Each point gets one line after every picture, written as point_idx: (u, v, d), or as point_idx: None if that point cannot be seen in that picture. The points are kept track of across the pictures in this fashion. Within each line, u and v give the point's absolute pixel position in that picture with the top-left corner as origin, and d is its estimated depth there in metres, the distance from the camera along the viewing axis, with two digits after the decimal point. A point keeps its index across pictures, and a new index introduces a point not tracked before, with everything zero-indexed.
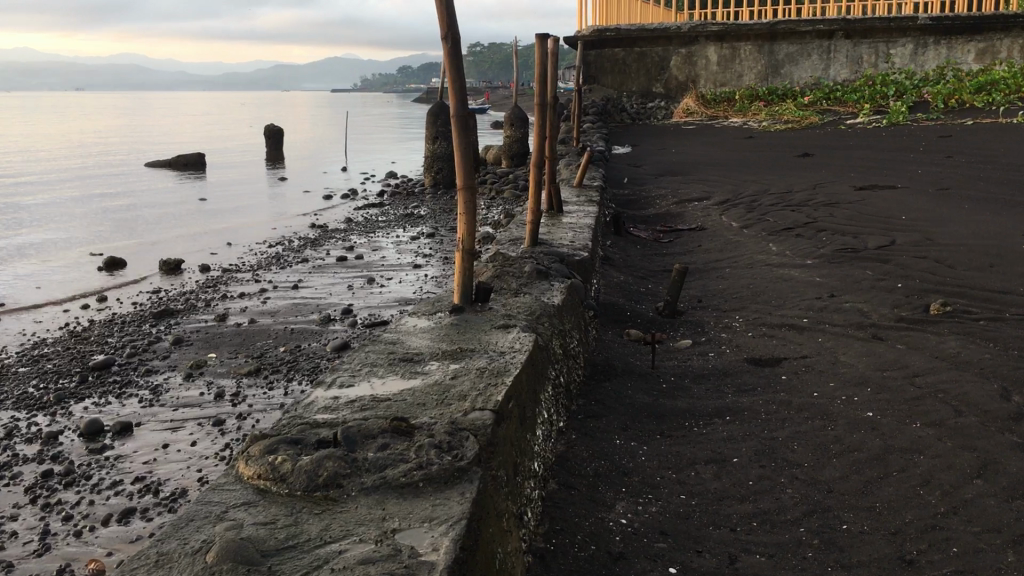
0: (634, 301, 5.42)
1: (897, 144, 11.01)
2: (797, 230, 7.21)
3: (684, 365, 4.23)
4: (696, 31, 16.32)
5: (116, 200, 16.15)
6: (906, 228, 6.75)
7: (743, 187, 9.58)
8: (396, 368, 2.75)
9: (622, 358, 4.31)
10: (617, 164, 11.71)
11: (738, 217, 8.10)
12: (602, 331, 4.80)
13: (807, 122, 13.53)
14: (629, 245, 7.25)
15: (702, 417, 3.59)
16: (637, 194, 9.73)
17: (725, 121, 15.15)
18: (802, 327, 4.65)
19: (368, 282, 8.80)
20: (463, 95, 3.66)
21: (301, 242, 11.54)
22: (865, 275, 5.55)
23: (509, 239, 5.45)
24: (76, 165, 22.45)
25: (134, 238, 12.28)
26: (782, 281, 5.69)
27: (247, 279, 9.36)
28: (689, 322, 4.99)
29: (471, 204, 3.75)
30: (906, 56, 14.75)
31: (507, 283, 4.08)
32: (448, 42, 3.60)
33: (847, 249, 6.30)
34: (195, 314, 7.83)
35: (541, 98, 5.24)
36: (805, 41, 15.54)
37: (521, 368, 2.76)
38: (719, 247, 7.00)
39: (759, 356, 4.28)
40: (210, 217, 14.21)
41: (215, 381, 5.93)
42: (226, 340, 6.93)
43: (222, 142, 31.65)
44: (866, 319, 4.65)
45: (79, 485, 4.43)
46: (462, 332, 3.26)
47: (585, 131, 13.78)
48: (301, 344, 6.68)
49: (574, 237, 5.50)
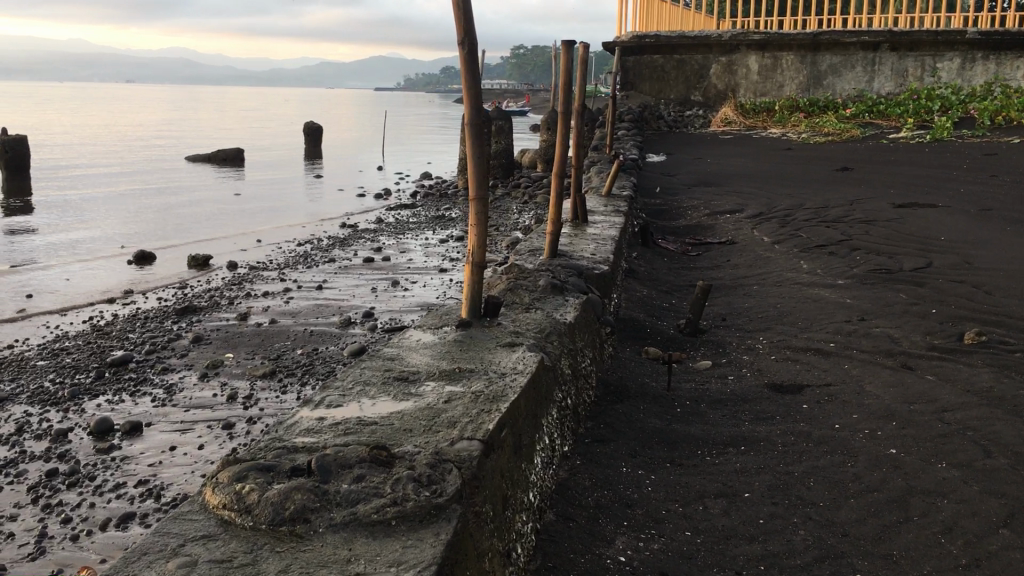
0: (656, 318, 5.27)
1: (940, 161, 10.71)
2: (830, 248, 7.00)
3: (702, 388, 4.07)
4: (737, 40, 16.10)
5: (152, 196, 16.28)
6: (944, 249, 6.52)
7: (778, 200, 9.36)
8: (390, 388, 2.64)
9: (637, 378, 4.17)
10: (650, 172, 11.53)
11: (770, 231, 7.90)
12: (620, 348, 4.66)
13: (848, 135, 13.25)
14: (656, 258, 7.09)
15: (716, 446, 3.43)
16: (668, 204, 9.56)
17: (764, 131, 14.90)
18: (828, 352, 4.47)
19: (392, 285, 8.71)
20: (478, 102, 3.55)
21: (330, 241, 11.50)
22: (898, 298, 5.35)
23: (529, 249, 5.32)
24: (117, 158, 22.72)
25: (165, 234, 12.35)
26: (811, 302, 5.51)
27: (272, 277, 9.32)
28: (710, 341, 4.83)
29: (483, 215, 3.64)
30: (953, 70, 14.36)
31: (519, 297, 3.95)
32: (464, 45, 3.48)
33: (881, 270, 6.09)
34: (217, 312, 7.77)
35: (566, 106, 5.10)
36: (849, 53, 15.22)
37: (519, 392, 2.63)
38: (748, 263, 6.82)
39: (781, 382, 4.10)
40: (242, 215, 14.25)
41: (229, 382, 5.84)
42: (245, 340, 6.86)
43: (263, 138, 31.90)
44: (896, 347, 4.46)
45: (82, 486, 4.33)
46: (465, 350, 3.13)
47: (620, 138, 13.61)
48: (319, 347, 6.60)
49: (596, 250, 5.36)
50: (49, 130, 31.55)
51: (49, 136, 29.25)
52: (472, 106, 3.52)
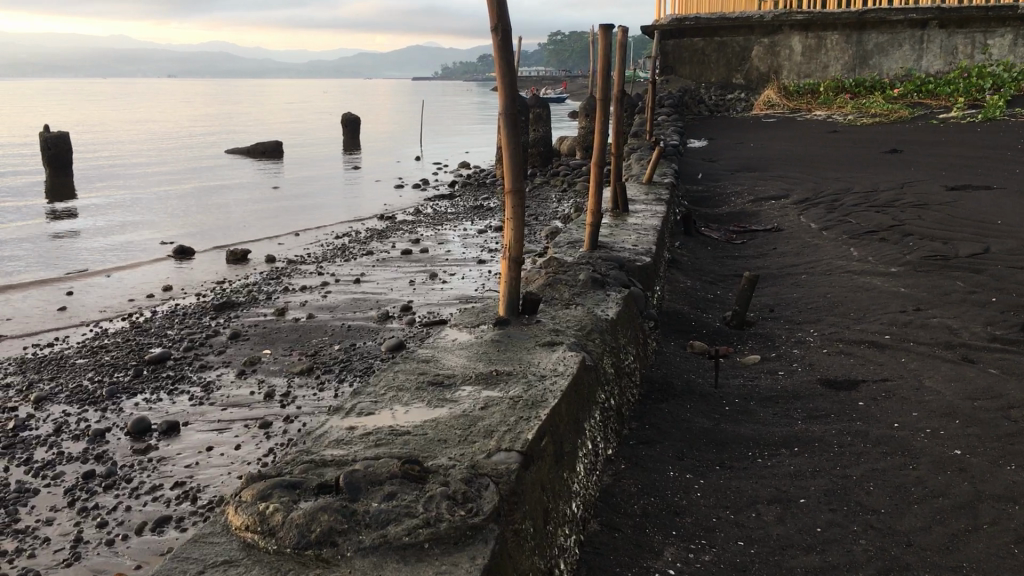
0: (701, 310, 5.10)
1: (993, 141, 10.36)
2: (881, 234, 6.76)
3: (751, 385, 3.90)
4: (779, 20, 15.82)
5: (194, 191, 16.41)
6: (1002, 234, 6.25)
7: (824, 185, 9.10)
8: (423, 394, 2.52)
9: (683, 375, 4.01)
10: (692, 158, 11.31)
11: (818, 217, 7.67)
12: (664, 343, 4.50)
13: (896, 116, 12.89)
14: (699, 247, 6.90)
15: (767, 447, 3.26)
16: (711, 191, 9.35)
17: (808, 114, 14.56)
18: (883, 345, 4.27)
19: (430, 278, 8.60)
20: (512, 92, 3.41)
21: (369, 233, 11.45)
22: (955, 286, 5.12)
23: (569, 241, 5.17)
24: (161, 152, 22.99)
25: (205, 230, 12.41)
26: (863, 291, 5.29)
27: (310, 271, 9.28)
28: (758, 334, 4.65)
29: (519, 208, 3.50)
30: (1004, 47, 13.87)
31: (559, 293, 3.81)
32: (498, 33, 3.34)
33: (935, 257, 5.85)
34: (255, 307, 7.74)
35: (604, 93, 4.93)
36: (896, 31, 14.80)
37: (560, 396, 2.50)
38: (796, 251, 6.60)
39: (835, 378, 3.92)
40: (281, 209, 14.28)
41: (267, 380, 5.79)
42: (282, 336, 6.81)
43: (303, 131, 32.13)
44: (955, 338, 4.24)
45: (118, 489, 4.30)
46: (502, 351, 3.00)
47: (660, 124, 13.38)
48: (356, 343, 6.51)
49: (638, 240, 5.20)
50: (93, 127, 32.04)
51: (94, 132, 29.73)
52: (506, 96, 3.39)
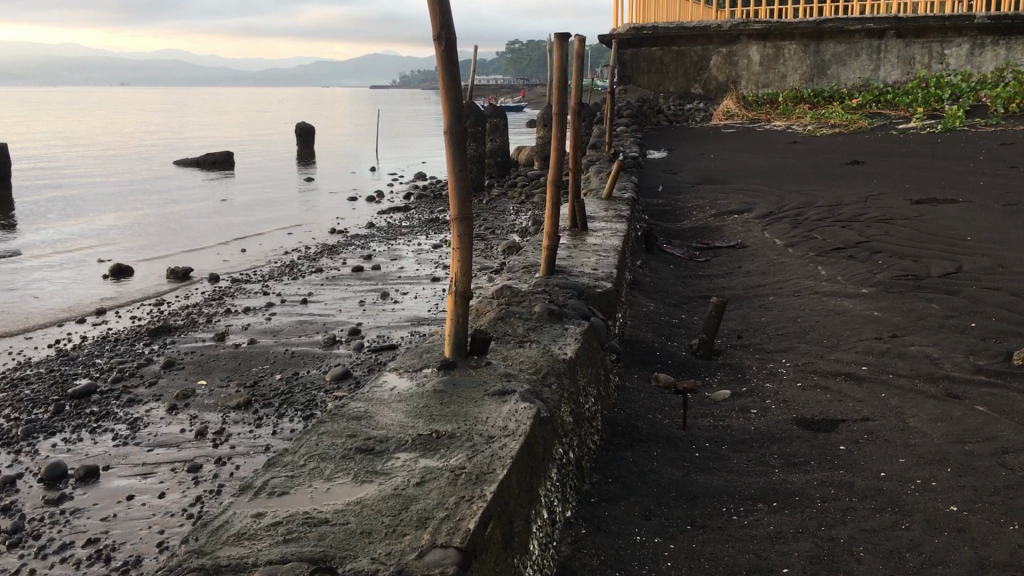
0: (665, 337, 4.77)
1: (955, 152, 10.23)
2: (848, 251, 6.51)
3: (722, 426, 3.58)
4: (737, 30, 15.63)
5: (139, 204, 15.87)
6: (974, 251, 6.02)
7: (788, 198, 8.86)
8: (350, 465, 2.15)
9: (648, 415, 3.67)
10: (652, 170, 11.06)
11: (782, 233, 7.41)
12: (626, 376, 4.16)
13: (856, 126, 12.77)
14: (660, 265, 6.60)
15: (742, 501, 2.93)
16: (671, 205, 9.08)
17: (768, 124, 14.42)
18: (860, 378, 3.97)
19: (381, 297, 8.22)
20: (457, 108, 3.05)
21: (319, 249, 11.02)
22: (931, 309, 4.84)
23: (523, 265, 4.82)
24: (106, 164, 22.32)
25: (148, 246, 11.91)
26: (834, 315, 5.00)
27: (255, 290, 8.84)
28: (727, 365, 4.33)
29: (467, 237, 3.14)
30: (961, 57, 13.84)
31: (512, 327, 3.46)
32: (441, 42, 3.00)
33: (907, 276, 5.61)
34: (193, 332, 7.31)
35: (560, 106, 4.59)
36: (853, 41, 14.72)
37: (509, 465, 2.14)
38: (762, 270, 6.33)
39: (812, 417, 3.60)
40: (230, 222, 13.81)
41: (199, 415, 5.39)
42: (220, 364, 6.38)
43: (255, 141, 31.46)
44: (937, 369, 3.96)
45: (24, 547, 3.89)
46: (446, 403, 2.64)
47: (618, 135, 13.11)
48: (299, 372, 6.11)
49: (598, 263, 4.87)
50: (36, 137, 31.02)
51: (37, 142, 28.82)
52: (450, 113, 3.03)
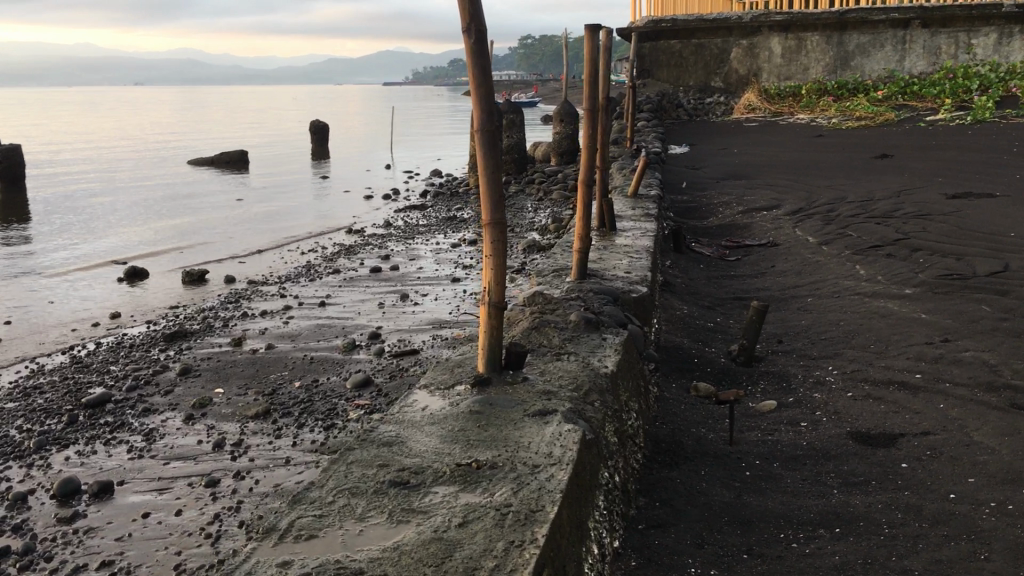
0: (702, 343, 4.55)
1: (987, 144, 9.94)
2: (886, 249, 6.27)
3: (772, 441, 3.36)
4: (758, 22, 15.33)
5: (155, 205, 15.75)
6: (1019, 248, 5.77)
7: (817, 193, 8.61)
8: (384, 501, 1.95)
9: (692, 429, 3.45)
10: (674, 166, 10.82)
11: (814, 230, 7.17)
12: (665, 386, 3.95)
13: (882, 118, 12.47)
14: (690, 265, 6.38)
15: (801, 527, 2.71)
16: (697, 201, 8.84)
17: (791, 118, 14.14)
18: (914, 387, 3.74)
19: (401, 299, 8.02)
20: (489, 105, 2.85)
21: (336, 249, 10.84)
22: (982, 311, 4.60)
23: (552, 268, 4.61)
24: (122, 164, 22.30)
25: (163, 246, 11.80)
26: (878, 318, 4.77)
27: (272, 293, 8.67)
28: (771, 373, 4.11)
29: (500, 243, 2.93)
30: (989, 46, 13.51)
31: (548, 338, 3.25)
32: (471, 34, 2.80)
33: (951, 276, 5.36)
34: (210, 337, 7.14)
35: (591, 101, 4.38)
36: (877, 31, 14.41)
37: (560, 502, 1.94)
38: (797, 269, 6.10)
39: (867, 431, 3.38)
40: (246, 222, 13.69)
41: (217, 426, 5.21)
42: (238, 370, 6.20)
43: (269, 139, 31.35)
44: (997, 377, 3.72)
45: (35, 571, 3.71)
46: (484, 425, 2.43)
47: (638, 130, 12.88)
48: (318, 378, 5.91)
49: (631, 265, 4.65)
50: (52, 137, 30.96)
51: (52, 143, 28.76)
52: (482, 110, 2.84)
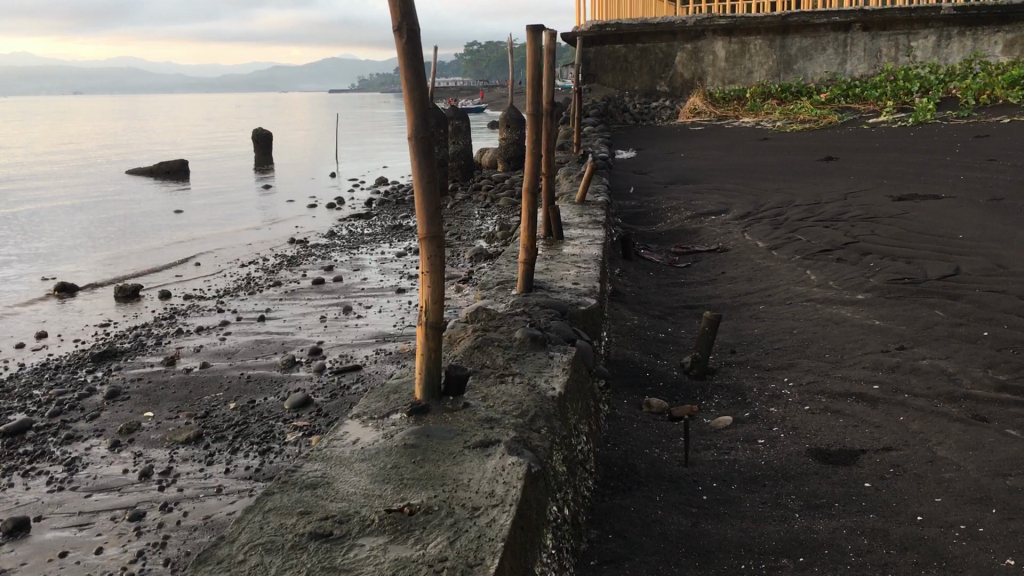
0: (653, 355, 4.38)
1: (930, 146, 9.99)
2: (836, 253, 6.18)
3: (730, 461, 3.19)
4: (702, 25, 15.32)
5: (88, 218, 15.23)
6: (968, 250, 5.71)
7: (764, 197, 8.55)
8: (300, 559, 1.72)
9: (644, 450, 3.27)
10: (621, 171, 10.70)
11: (763, 234, 7.08)
12: (616, 403, 3.77)
13: (826, 122, 12.52)
14: (640, 273, 6.22)
15: (763, 556, 2.53)
16: (644, 206, 8.72)
17: (736, 121, 14.14)
18: (873, 399, 3.60)
19: (343, 312, 7.76)
20: (423, 111, 2.64)
21: (278, 261, 10.53)
22: (936, 316, 4.51)
23: (497, 281, 4.41)
24: (58, 176, 21.67)
25: (96, 262, 11.40)
26: (832, 325, 4.65)
27: (209, 308, 8.34)
28: (725, 387, 3.95)
29: (438, 259, 2.71)
30: (928, 49, 13.69)
31: (492, 358, 3.05)
32: (402, 33, 2.59)
33: (903, 280, 5.28)
34: (141, 356, 6.81)
35: (535, 105, 4.18)
36: (819, 35, 14.50)
37: (500, 555, 1.73)
38: (748, 275, 5.98)
39: (826, 448, 3.23)
40: (184, 234, 13.30)
41: (145, 453, 4.91)
42: (169, 392, 5.89)
43: (209, 149, 30.72)
44: (956, 387, 3.60)
45: None
46: (420, 460, 2.22)
47: (584, 135, 12.76)
48: (255, 399, 5.64)
49: (579, 275, 4.47)
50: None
51: None
52: (415, 114, 2.63)
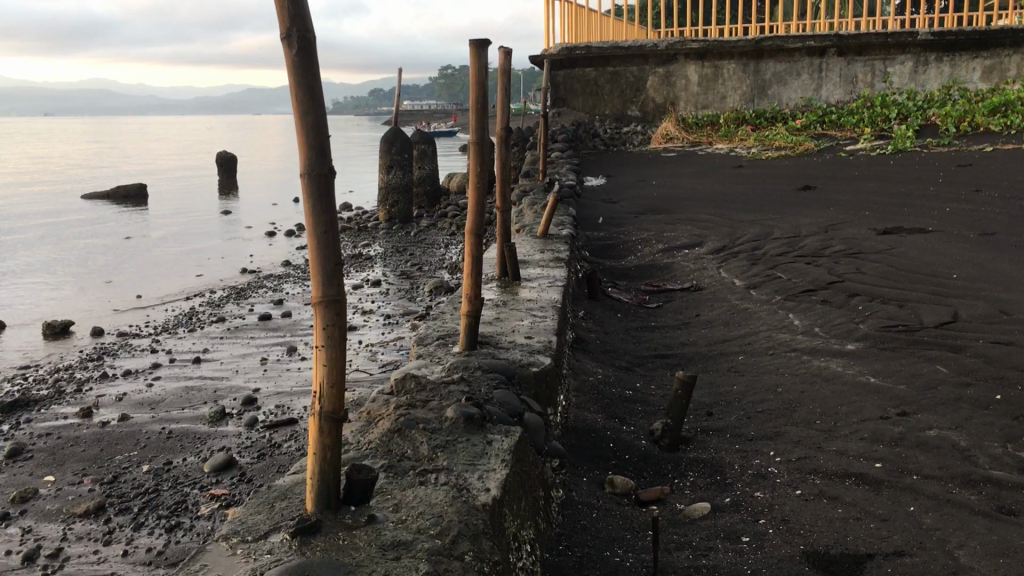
0: (620, 420, 3.80)
1: (912, 175, 9.56)
2: (820, 293, 5.66)
3: (708, 568, 2.61)
4: (674, 48, 14.82)
5: (33, 244, 14.48)
6: (966, 292, 5.20)
7: (741, 229, 8.04)
8: None
9: (602, 553, 2.68)
10: (590, 199, 10.17)
11: (740, 270, 6.56)
12: (574, 483, 3.19)
13: (802, 148, 12.11)
14: (607, 315, 5.66)
15: None
16: (613, 238, 8.20)
17: (709, 147, 13.73)
18: (876, 482, 3.04)
19: (287, 353, 7.13)
20: (318, 141, 2.07)
21: (226, 293, 9.88)
22: (939, 373, 3.96)
23: (439, 333, 3.84)
24: (10, 199, 20.92)
25: (33, 294, 10.72)
26: (822, 382, 4.09)
27: (142, 348, 7.67)
28: (701, 463, 3.37)
29: (338, 328, 2.13)
30: (905, 75, 13.35)
31: (414, 446, 2.46)
32: (291, 44, 2.03)
33: (896, 327, 4.75)
34: (57, 406, 6.15)
35: (481, 130, 3.61)
36: (794, 59, 14.11)
37: None
38: (725, 318, 5.43)
39: (826, 551, 2.65)
40: (133, 262, 12.64)
41: (35, 529, 4.26)
42: (78, 450, 5.24)
43: (173, 172, 29.95)
44: (973, 468, 3.04)
45: None
46: None
47: (553, 162, 12.24)
48: (173, 460, 5.00)
49: (533, 326, 3.90)
50: None
51: None
52: (308, 147, 2.05)
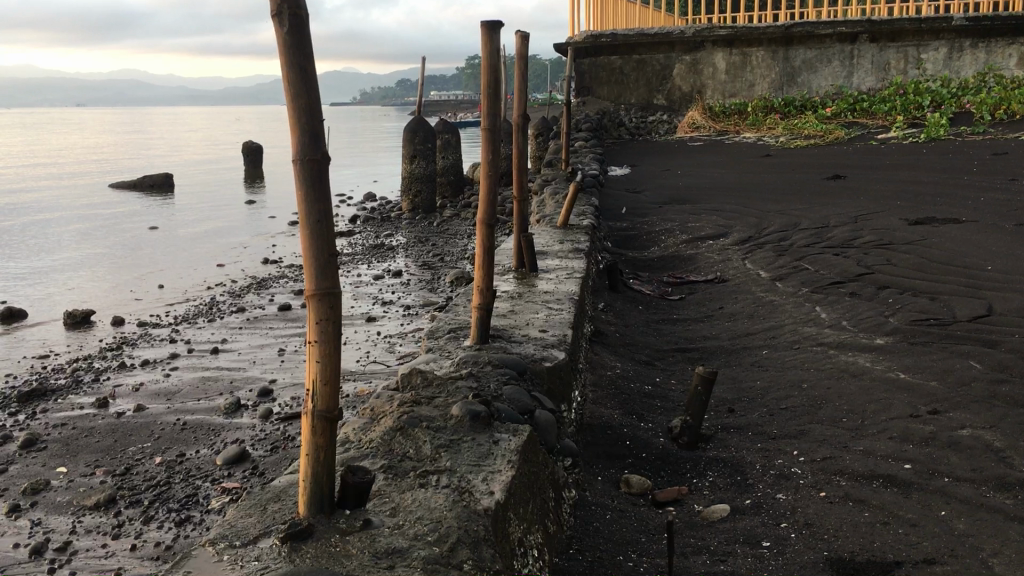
0: (638, 416, 3.68)
1: (945, 164, 9.32)
2: (848, 285, 5.49)
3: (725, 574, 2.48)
4: (702, 36, 14.62)
5: (59, 234, 14.55)
6: (1000, 285, 5.01)
7: (767, 219, 7.86)
8: None
9: (613, 557, 2.56)
10: (614, 189, 10.02)
11: (766, 262, 6.39)
12: (588, 482, 3.07)
13: (832, 137, 11.87)
14: (628, 308, 5.53)
15: None
16: (636, 228, 8.05)
17: (737, 136, 13.51)
18: (906, 484, 2.90)
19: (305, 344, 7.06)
20: (311, 123, 1.96)
21: (246, 283, 9.84)
22: (972, 369, 3.79)
23: (452, 326, 3.73)
24: (40, 190, 21.11)
25: (57, 284, 10.74)
26: (849, 378, 3.94)
27: (160, 338, 7.64)
28: (722, 463, 3.24)
29: (332, 321, 2.03)
30: (939, 61, 13.06)
31: (417, 445, 2.35)
32: (282, 21, 1.92)
33: (927, 321, 4.58)
34: (74, 395, 6.12)
35: (493, 116, 3.49)
36: (824, 46, 13.84)
37: None
38: (749, 311, 5.28)
39: (850, 558, 2.52)
40: (157, 253, 12.65)
41: (46, 521, 4.21)
42: (92, 441, 5.20)
43: (201, 163, 30.11)
44: (1007, 470, 2.89)
45: None
46: None
47: (577, 151, 12.08)
48: (185, 452, 4.94)
49: (549, 319, 3.78)
50: None
51: None
52: (299, 130, 1.95)
